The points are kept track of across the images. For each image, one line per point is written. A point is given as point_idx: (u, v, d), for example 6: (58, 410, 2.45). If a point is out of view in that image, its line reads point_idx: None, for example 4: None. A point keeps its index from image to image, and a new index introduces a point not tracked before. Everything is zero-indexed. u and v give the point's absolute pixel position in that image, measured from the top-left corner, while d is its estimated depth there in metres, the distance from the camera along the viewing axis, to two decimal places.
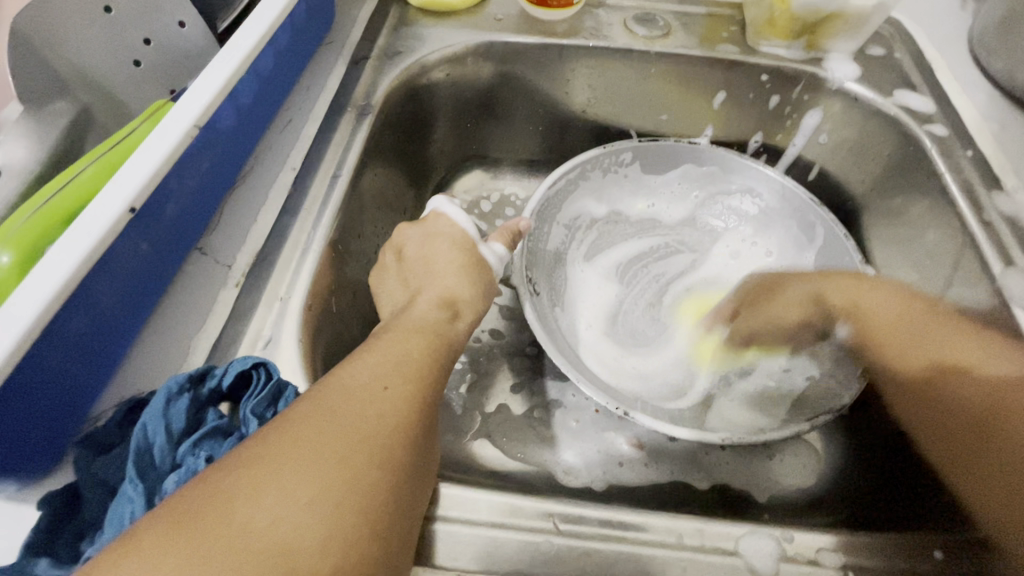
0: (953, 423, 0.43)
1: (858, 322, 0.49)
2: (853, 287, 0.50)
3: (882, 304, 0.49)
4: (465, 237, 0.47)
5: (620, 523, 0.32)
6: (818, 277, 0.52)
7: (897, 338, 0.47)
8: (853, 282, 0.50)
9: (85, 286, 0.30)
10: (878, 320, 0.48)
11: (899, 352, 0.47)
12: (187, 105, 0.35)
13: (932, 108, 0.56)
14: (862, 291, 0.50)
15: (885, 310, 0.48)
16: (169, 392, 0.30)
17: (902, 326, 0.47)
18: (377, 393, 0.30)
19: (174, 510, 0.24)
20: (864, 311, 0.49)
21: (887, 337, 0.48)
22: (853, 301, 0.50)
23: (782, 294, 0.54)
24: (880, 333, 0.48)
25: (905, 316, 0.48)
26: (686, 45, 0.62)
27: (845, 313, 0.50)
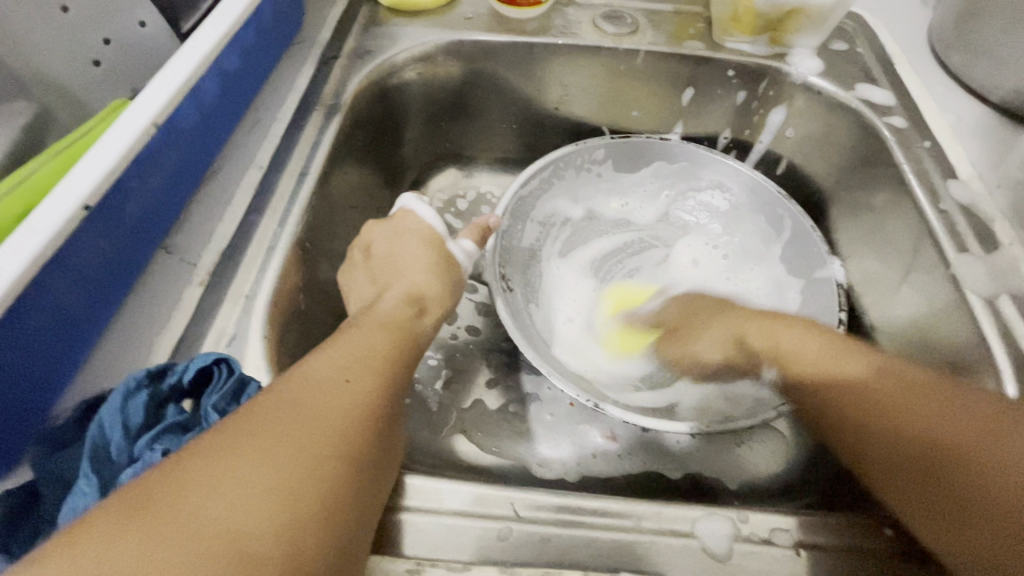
0: (881, 446, 0.38)
1: (784, 365, 0.45)
2: (769, 327, 0.46)
3: (788, 335, 0.45)
4: (433, 234, 0.47)
5: (579, 508, 0.32)
6: (730, 316, 0.49)
7: (833, 363, 0.42)
8: (761, 321, 0.47)
9: (39, 285, 0.30)
10: (789, 347, 0.44)
11: (822, 367, 0.42)
12: (144, 104, 0.35)
13: (892, 101, 0.58)
14: (778, 330, 0.46)
15: (798, 347, 0.44)
16: (126, 388, 0.30)
17: (781, 347, 0.45)
18: (338, 385, 0.30)
19: (127, 497, 0.24)
20: (776, 340, 0.45)
21: (809, 368, 0.43)
22: (775, 347, 0.45)
23: (697, 338, 0.51)
24: (808, 376, 0.43)
25: (809, 338, 0.44)
26: (653, 42, 0.63)
27: (767, 357, 0.46)
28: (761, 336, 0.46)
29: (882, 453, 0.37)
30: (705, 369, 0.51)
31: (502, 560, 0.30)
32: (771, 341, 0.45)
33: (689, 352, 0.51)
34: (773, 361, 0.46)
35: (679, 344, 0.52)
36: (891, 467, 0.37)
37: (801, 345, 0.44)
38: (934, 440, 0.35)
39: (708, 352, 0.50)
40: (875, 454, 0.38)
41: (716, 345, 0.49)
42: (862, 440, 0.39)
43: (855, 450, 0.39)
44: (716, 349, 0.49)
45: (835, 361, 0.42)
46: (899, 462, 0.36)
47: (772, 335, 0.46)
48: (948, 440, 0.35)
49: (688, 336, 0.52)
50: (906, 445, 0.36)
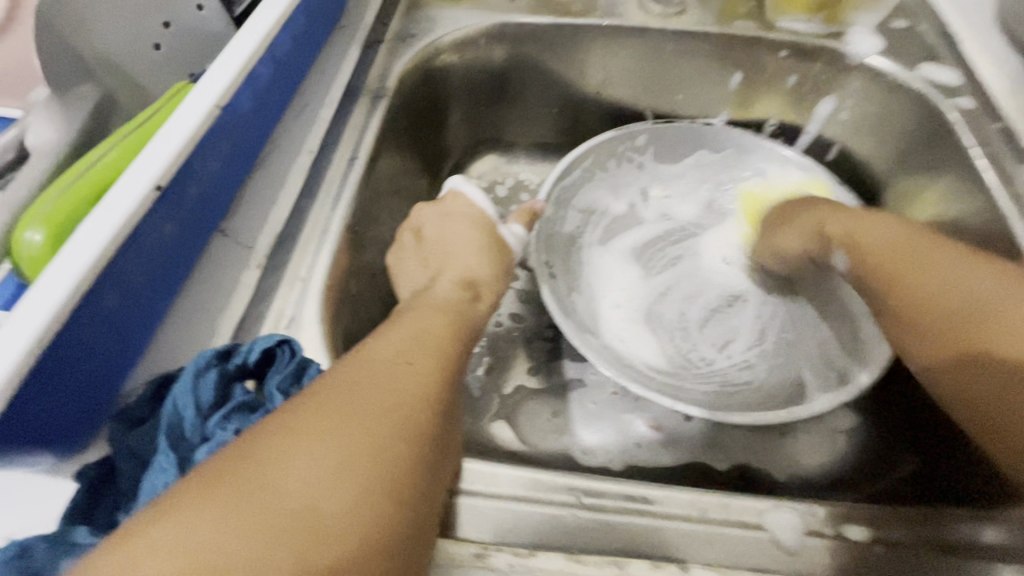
0: (965, 364, 0.37)
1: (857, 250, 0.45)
2: (852, 219, 0.47)
3: (931, 275, 0.40)
4: (483, 218, 0.46)
5: (644, 498, 0.32)
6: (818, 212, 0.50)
7: (919, 267, 0.41)
8: (898, 236, 0.44)
9: (116, 263, 0.30)
10: (922, 290, 0.40)
11: (921, 317, 0.40)
12: (207, 86, 0.36)
13: (958, 81, 0.55)
14: (862, 220, 0.47)
15: (877, 234, 0.45)
16: (196, 366, 0.31)
17: (893, 257, 0.43)
18: (399, 367, 0.30)
19: (208, 472, 0.24)
20: (899, 275, 0.42)
21: (877, 250, 0.44)
22: (853, 236, 0.46)
23: (788, 228, 0.53)
24: (886, 263, 0.43)
25: (895, 230, 0.44)
26: (701, 22, 0.61)
27: (849, 249, 0.46)
28: (843, 223, 0.47)
29: (986, 395, 0.36)
30: (783, 257, 0.54)
31: (569, 548, 0.30)
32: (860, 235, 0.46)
33: (781, 238, 0.53)
34: (881, 270, 0.43)
35: (787, 228, 0.53)
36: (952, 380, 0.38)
37: (952, 271, 0.39)
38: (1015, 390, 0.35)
39: (791, 244, 0.52)
40: (973, 389, 0.37)
41: (795, 236, 0.52)
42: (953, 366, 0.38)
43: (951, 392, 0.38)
44: (801, 233, 0.51)
45: (929, 275, 0.40)
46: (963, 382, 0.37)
47: (864, 237, 0.45)
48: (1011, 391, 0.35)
49: (797, 215, 0.53)
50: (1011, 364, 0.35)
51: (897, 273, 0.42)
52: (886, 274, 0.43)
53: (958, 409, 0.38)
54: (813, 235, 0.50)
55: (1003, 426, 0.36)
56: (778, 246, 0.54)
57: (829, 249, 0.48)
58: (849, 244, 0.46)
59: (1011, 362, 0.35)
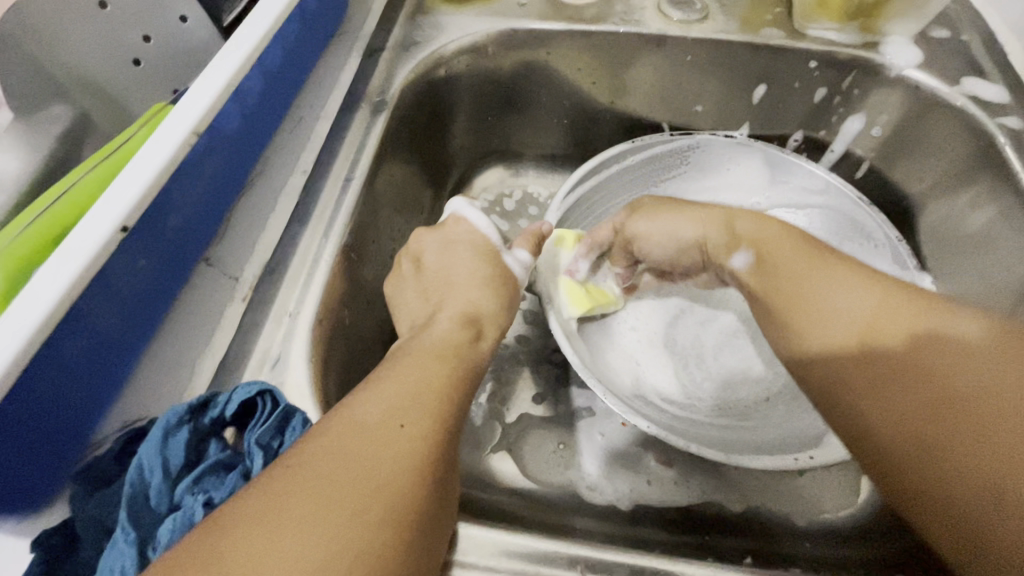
0: (941, 413, 0.29)
1: (772, 284, 0.40)
2: (758, 219, 0.44)
3: (827, 288, 0.37)
4: (487, 244, 0.43)
5: (655, 573, 0.29)
6: (646, 205, 0.50)
7: (792, 276, 0.38)
8: (801, 251, 0.40)
9: (78, 312, 0.27)
10: (827, 307, 0.36)
11: (881, 331, 0.33)
12: (185, 111, 0.33)
13: (1006, 99, 0.50)
14: (787, 245, 0.41)
15: (834, 278, 0.37)
16: (166, 425, 0.28)
17: (762, 246, 0.42)
18: (391, 433, 0.27)
19: (172, 574, 0.22)
20: (791, 297, 0.38)
21: (798, 288, 0.38)
22: (784, 282, 0.39)
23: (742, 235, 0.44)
24: (780, 272, 0.40)
25: (831, 269, 0.37)
26: (725, 29, 0.56)
27: (750, 241, 0.43)
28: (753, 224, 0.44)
29: (934, 456, 0.29)
30: (680, 242, 0.48)
31: None
32: (762, 240, 0.42)
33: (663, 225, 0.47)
34: (772, 287, 0.40)
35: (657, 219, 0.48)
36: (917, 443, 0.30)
37: (839, 289, 0.36)
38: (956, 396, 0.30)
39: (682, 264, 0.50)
40: (912, 471, 0.29)
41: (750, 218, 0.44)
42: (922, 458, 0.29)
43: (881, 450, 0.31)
44: (699, 225, 0.46)
45: (825, 294, 0.36)
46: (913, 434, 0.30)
47: (795, 279, 0.38)
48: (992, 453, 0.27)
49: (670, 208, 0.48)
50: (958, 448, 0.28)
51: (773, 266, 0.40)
52: (786, 305, 0.38)
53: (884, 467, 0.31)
54: (719, 225, 0.45)
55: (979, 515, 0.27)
56: (673, 229, 0.47)
57: (730, 247, 0.44)
58: (761, 277, 0.41)
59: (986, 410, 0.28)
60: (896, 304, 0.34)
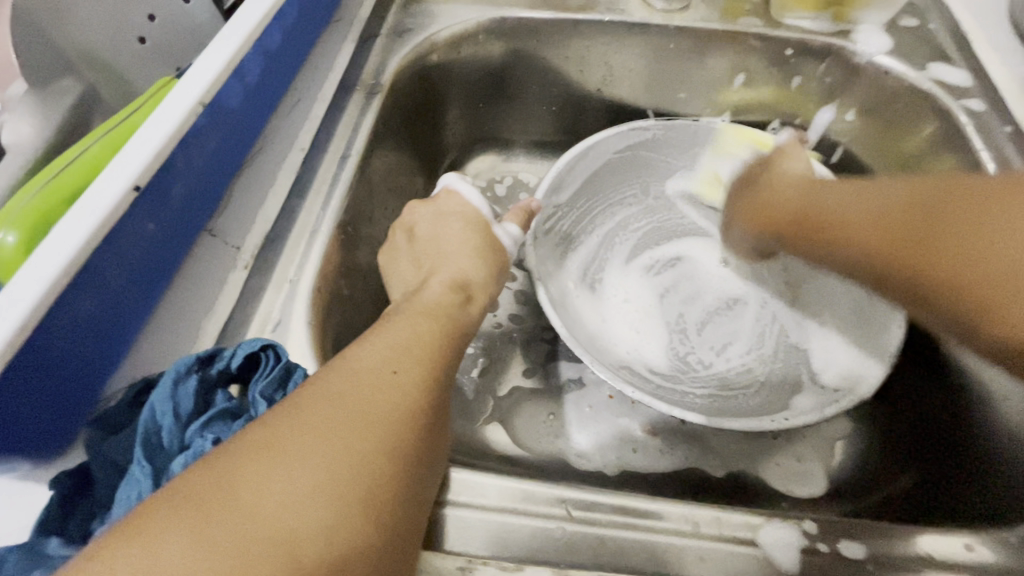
0: (925, 267, 0.40)
1: (824, 219, 0.47)
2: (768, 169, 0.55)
3: (855, 206, 0.45)
4: (478, 217, 0.45)
5: (635, 510, 0.32)
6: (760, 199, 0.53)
7: (815, 219, 0.48)
8: (839, 183, 0.48)
9: (93, 266, 0.29)
10: (837, 220, 0.46)
11: (844, 238, 0.45)
12: (191, 82, 0.35)
13: (969, 83, 0.53)
14: (819, 189, 0.49)
15: (844, 213, 0.46)
16: (176, 372, 0.30)
17: (808, 205, 0.49)
18: (385, 376, 0.29)
19: (182, 488, 0.23)
20: (813, 214, 0.48)
21: (797, 206, 0.49)
22: (813, 225, 0.48)
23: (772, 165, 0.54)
24: (801, 212, 0.49)
25: (862, 200, 0.45)
26: (706, 18, 0.59)
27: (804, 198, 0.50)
28: (798, 189, 0.51)
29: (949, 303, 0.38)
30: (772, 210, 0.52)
31: (557, 561, 0.30)
32: (814, 200, 0.48)
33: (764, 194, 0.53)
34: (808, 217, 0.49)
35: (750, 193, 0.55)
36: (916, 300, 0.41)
37: (853, 207, 0.45)
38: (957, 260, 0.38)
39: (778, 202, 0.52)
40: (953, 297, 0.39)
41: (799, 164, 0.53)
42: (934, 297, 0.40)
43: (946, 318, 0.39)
44: (793, 180, 0.52)
45: (847, 210, 0.46)
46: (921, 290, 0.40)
47: (831, 218, 0.47)
48: (951, 276, 0.38)
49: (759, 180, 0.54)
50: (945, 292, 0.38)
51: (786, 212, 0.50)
52: (820, 226, 0.48)
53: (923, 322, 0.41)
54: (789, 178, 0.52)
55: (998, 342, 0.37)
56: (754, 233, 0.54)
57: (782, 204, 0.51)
58: (808, 230, 0.48)
59: (966, 262, 0.37)
60: (954, 212, 0.39)
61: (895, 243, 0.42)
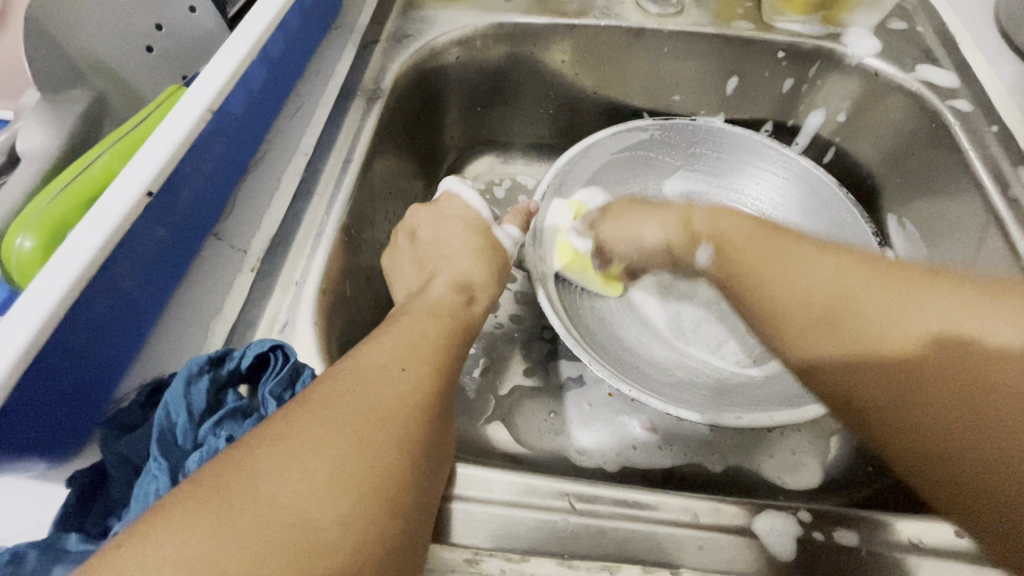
0: (862, 342, 0.37)
1: (783, 298, 0.40)
2: (712, 212, 0.48)
3: (801, 269, 0.40)
4: (478, 219, 0.46)
5: (635, 502, 0.33)
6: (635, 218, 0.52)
7: (751, 274, 0.43)
8: (761, 239, 0.44)
9: (106, 270, 0.30)
10: (789, 288, 0.40)
11: (795, 305, 0.40)
12: (199, 89, 0.36)
13: (957, 83, 0.55)
14: (776, 256, 0.42)
15: (785, 278, 0.41)
16: (188, 372, 0.31)
17: (745, 261, 0.43)
18: (393, 373, 0.30)
19: (199, 483, 0.24)
20: (763, 276, 0.42)
21: (739, 258, 0.44)
22: (745, 268, 0.43)
23: (638, 228, 0.52)
24: (740, 272, 0.44)
25: (812, 264, 0.40)
26: (699, 22, 0.60)
27: (747, 285, 0.43)
28: (708, 221, 0.48)
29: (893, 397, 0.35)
30: (644, 250, 0.52)
31: (560, 552, 0.31)
32: (750, 269, 0.43)
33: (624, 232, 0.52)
34: (749, 297, 0.43)
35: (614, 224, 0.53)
36: (853, 373, 0.37)
37: (802, 271, 0.40)
38: (902, 354, 0.35)
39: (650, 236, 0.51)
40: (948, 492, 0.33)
41: (739, 223, 0.46)
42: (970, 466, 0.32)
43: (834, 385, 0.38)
44: (689, 223, 0.49)
45: (794, 274, 0.40)
46: (856, 363, 0.37)
47: (761, 267, 0.42)
48: (891, 351, 0.36)
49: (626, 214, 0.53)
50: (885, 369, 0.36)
51: (734, 266, 0.44)
52: (761, 299, 0.42)
53: (892, 445, 0.35)
54: (676, 226, 0.49)
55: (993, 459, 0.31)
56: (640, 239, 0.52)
57: (692, 244, 0.48)
58: (741, 282, 0.43)
59: (902, 351, 0.35)
60: (874, 294, 0.37)
61: (839, 323, 0.38)
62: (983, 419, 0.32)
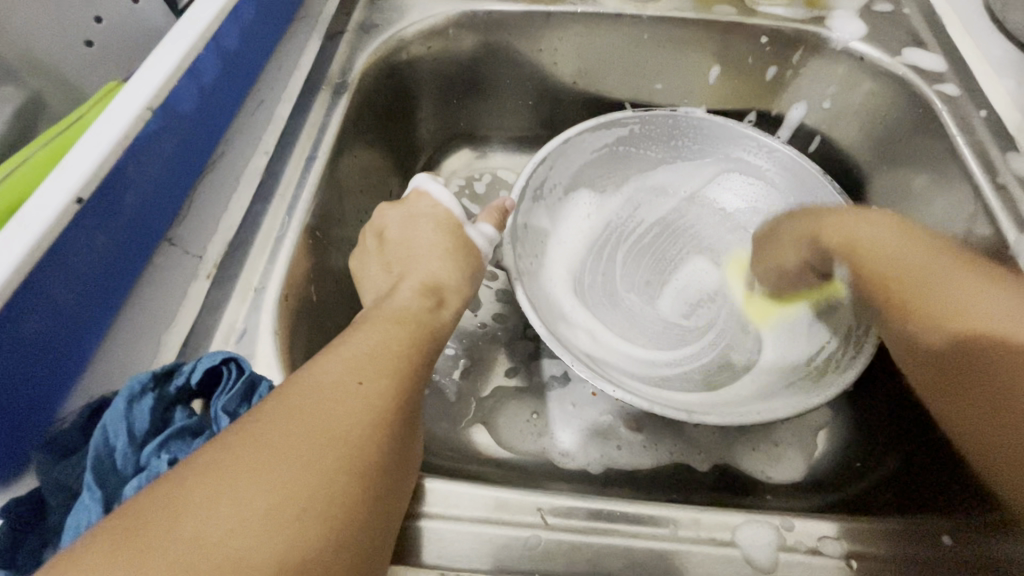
0: (998, 403, 0.35)
1: (858, 261, 0.42)
2: (842, 225, 0.44)
3: (950, 289, 0.37)
4: (449, 217, 0.44)
5: (611, 515, 0.31)
6: (824, 215, 0.46)
7: (920, 290, 0.38)
8: (920, 245, 0.40)
9: (36, 283, 0.28)
10: (941, 301, 0.37)
11: (924, 320, 0.38)
12: (136, 88, 0.33)
13: (943, 67, 0.53)
14: (776, 243, 0.50)
15: (882, 246, 0.42)
16: (131, 391, 0.29)
17: (903, 269, 0.40)
18: (349, 389, 0.28)
19: (128, 516, 0.22)
20: (919, 298, 0.38)
21: (883, 262, 0.41)
22: (919, 282, 0.39)
23: (784, 246, 0.49)
24: (887, 278, 0.41)
25: (958, 275, 0.38)
26: (680, 7, 0.58)
27: (809, 248, 0.46)
28: (840, 234, 0.44)
29: (982, 412, 0.36)
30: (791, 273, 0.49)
31: (531, 571, 0.29)
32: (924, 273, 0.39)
33: (768, 251, 0.50)
34: (892, 308, 0.40)
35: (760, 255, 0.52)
36: (958, 398, 0.37)
37: (962, 289, 0.37)
38: (1019, 412, 0.34)
39: (788, 262, 0.48)
40: (959, 418, 0.37)
41: (793, 250, 0.48)
42: (953, 400, 0.38)
43: (942, 386, 0.38)
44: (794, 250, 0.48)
45: (958, 293, 0.37)
46: (969, 399, 0.36)
47: (925, 274, 0.39)
48: (1017, 394, 0.33)
49: (765, 250, 0.51)
50: (1012, 409, 0.34)
51: (888, 275, 0.40)
52: (907, 303, 0.39)
53: (922, 383, 0.40)
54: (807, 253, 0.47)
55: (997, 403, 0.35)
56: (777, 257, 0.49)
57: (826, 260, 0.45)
58: (892, 306, 0.40)
59: None
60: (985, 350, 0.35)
61: (976, 347, 0.36)
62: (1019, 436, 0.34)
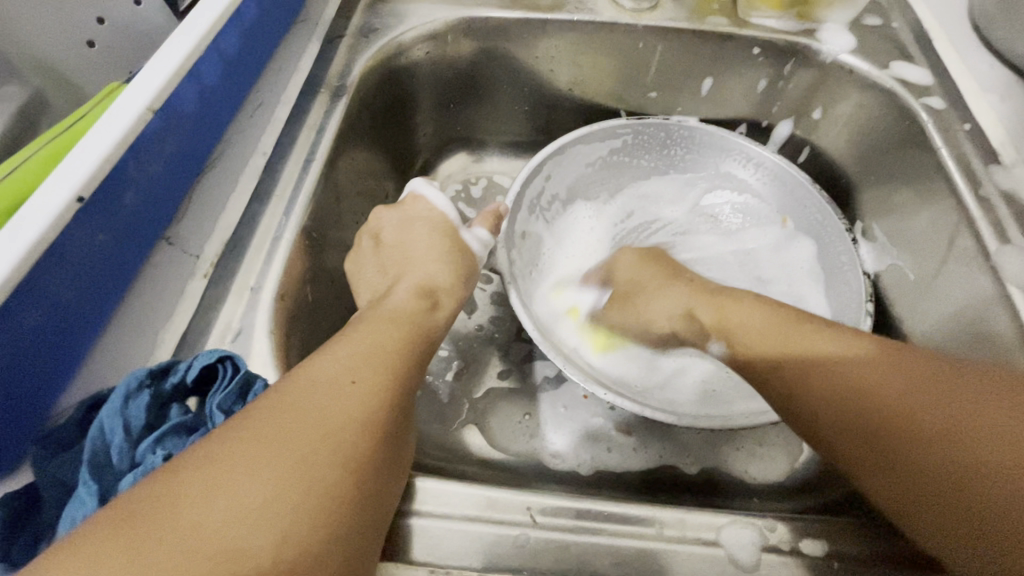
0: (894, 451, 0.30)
1: (728, 334, 0.40)
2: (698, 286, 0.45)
3: (825, 342, 0.35)
4: (444, 222, 0.45)
5: (597, 514, 0.32)
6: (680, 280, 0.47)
7: (801, 340, 0.36)
8: (762, 310, 0.39)
9: (37, 282, 0.28)
10: (831, 357, 0.34)
11: (790, 363, 0.36)
12: (139, 88, 0.34)
13: (930, 81, 0.54)
14: (728, 298, 0.42)
15: (748, 315, 0.39)
16: (127, 388, 0.29)
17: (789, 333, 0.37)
18: (343, 387, 0.28)
19: (125, 506, 0.23)
20: (817, 367, 0.34)
21: (753, 342, 0.38)
22: (785, 343, 0.37)
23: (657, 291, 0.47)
24: (749, 344, 0.38)
25: (836, 337, 0.35)
26: (674, 17, 0.59)
27: (716, 332, 0.41)
28: (712, 310, 0.42)
29: (900, 455, 0.30)
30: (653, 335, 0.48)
31: (520, 568, 0.30)
32: (783, 324, 0.37)
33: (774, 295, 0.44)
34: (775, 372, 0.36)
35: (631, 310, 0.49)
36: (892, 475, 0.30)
37: (841, 347, 0.35)
38: (937, 446, 0.29)
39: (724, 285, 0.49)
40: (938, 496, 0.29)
41: (673, 300, 0.46)
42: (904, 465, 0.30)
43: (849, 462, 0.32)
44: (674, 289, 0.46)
45: (822, 346, 0.35)
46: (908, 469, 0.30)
47: (762, 335, 0.38)
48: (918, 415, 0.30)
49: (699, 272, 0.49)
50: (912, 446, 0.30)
51: (746, 333, 0.39)
52: (793, 367, 0.35)
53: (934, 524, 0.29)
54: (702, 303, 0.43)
55: (954, 449, 0.29)
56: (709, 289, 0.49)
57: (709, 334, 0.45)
58: (768, 355, 0.37)
59: (958, 417, 0.30)
60: (906, 390, 0.31)
61: (880, 385, 0.32)
62: (943, 454, 0.29)
